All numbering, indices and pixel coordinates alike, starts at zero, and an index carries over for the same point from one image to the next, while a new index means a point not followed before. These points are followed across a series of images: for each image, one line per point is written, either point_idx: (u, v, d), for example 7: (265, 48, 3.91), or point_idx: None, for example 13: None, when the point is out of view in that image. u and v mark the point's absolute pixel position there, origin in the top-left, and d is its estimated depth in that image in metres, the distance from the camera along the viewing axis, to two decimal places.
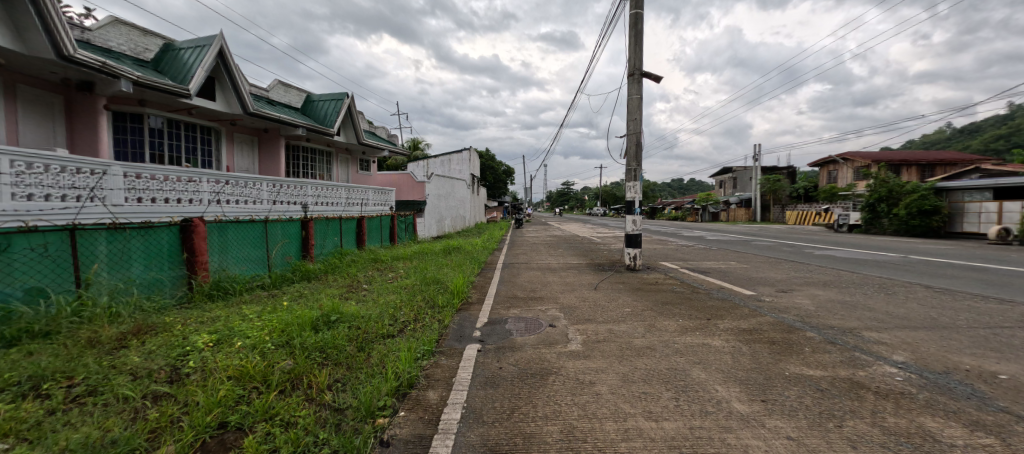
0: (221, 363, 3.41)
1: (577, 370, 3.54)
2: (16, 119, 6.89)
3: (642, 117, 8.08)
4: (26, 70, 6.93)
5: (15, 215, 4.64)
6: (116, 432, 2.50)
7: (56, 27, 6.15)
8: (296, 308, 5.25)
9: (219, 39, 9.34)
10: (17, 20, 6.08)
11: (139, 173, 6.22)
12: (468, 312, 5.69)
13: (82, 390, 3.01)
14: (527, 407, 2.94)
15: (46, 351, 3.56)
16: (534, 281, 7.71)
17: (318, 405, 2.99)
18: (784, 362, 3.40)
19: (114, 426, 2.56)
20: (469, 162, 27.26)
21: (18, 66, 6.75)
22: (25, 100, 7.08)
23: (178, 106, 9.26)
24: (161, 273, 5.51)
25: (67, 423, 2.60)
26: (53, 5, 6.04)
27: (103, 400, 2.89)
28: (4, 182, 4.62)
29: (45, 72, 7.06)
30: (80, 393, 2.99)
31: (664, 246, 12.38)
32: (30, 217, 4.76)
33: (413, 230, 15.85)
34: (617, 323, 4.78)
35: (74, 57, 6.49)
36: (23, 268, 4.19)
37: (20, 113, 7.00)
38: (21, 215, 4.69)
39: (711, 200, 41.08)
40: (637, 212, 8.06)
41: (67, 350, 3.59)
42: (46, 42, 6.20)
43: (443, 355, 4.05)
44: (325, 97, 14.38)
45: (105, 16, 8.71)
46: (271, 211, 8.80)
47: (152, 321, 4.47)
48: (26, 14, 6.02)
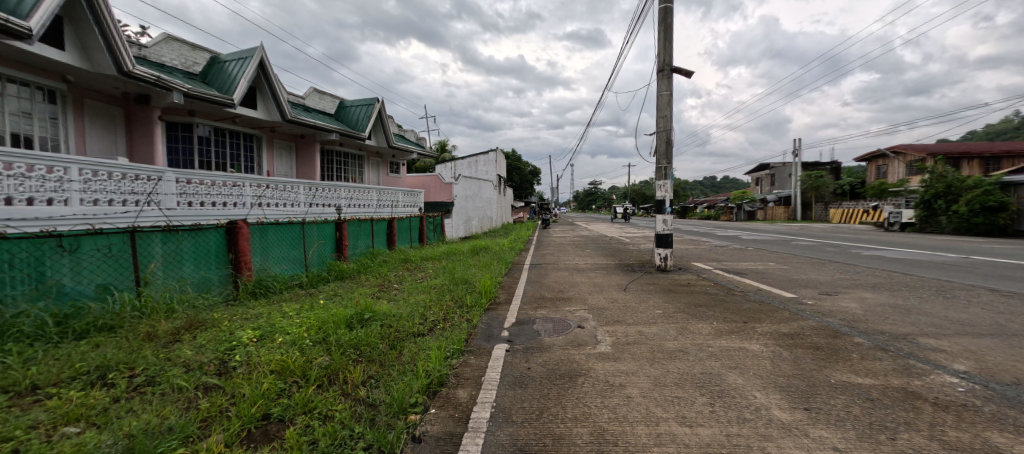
0: (265, 358, 3.55)
1: (606, 372, 3.49)
2: (83, 130, 7.43)
3: (672, 114, 7.89)
4: (92, 86, 7.45)
5: (82, 218, 5.09)
6: (173, 419, 2.64)
7: (117, 45, 6.60)
8: (331, 306, 5.41)
9: (260, 51, 9.74)
10: (84, 40, 6.56)
11: (190, 179, 6.56)
12: (495, 313, 5.69)
13: (142, 380, 3.20)
14: (556, 408, 2.92)
15: (110, 343, 3.79)
16: (563, 281, 7.65)
17: (354, 400, 3.07)
18: (830, 368, 3.23)
19: (171, 414, 2.70)
20: (495, 163, 27.38)
21: (85, 82, 7.28)
22: (92, 114, 7.60)
23: (223, 115, 9.71)
24: (209, 272, 5.80)
25: (130, 410, 2.76)
26: (115, 25, 6.51)
27: (160, 390, 3.06)
28: (73, 189, 5.09)
29: (108, 87, 7.57)
30: (141, 382, 3.18)
31: (696, 247, 12.00)
32: (95, 220, 5.16)
33: (439, 230, 15.88)
34: (647, 325, 4.69)
35: (134, 73, 6.89)
36: (91, 267, 4.54)
37: (87, 126, 7.51)
38: (88, 218, 5.14)
39: (748, 198, 39.64)
40: (667, 212, 7.82)
41: (129, 343, 3.83)
42: (108, 59, 6.64)
43: (472, 355, 4.07)
44: (357, 103, 14.76)
45: (159, 34, 9.23)
46: (308, 213, 9.09)
47: (202, 317, 4.70)
48: (92, 35, 6.49)
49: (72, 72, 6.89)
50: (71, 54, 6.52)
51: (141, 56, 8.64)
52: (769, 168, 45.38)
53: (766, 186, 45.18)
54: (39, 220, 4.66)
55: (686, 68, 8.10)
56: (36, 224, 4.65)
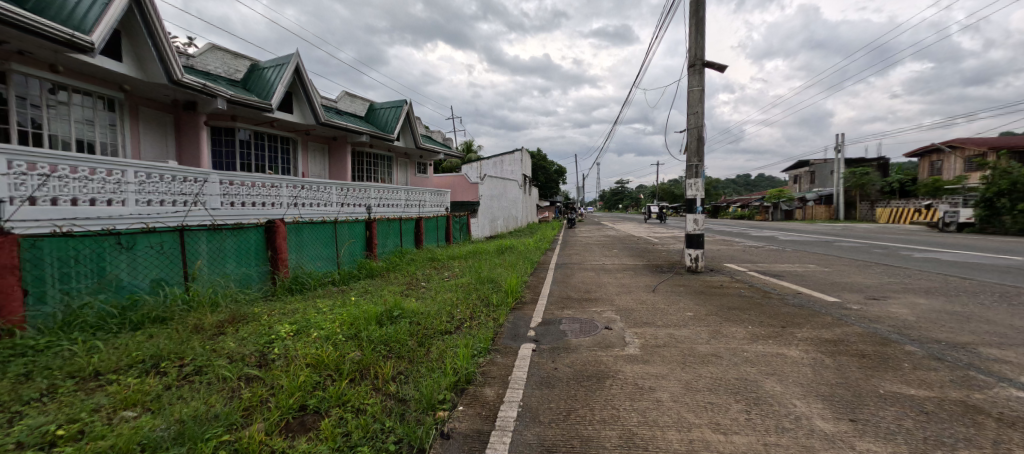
0: (301, 351, 3.67)
1: (634, 375, 3.43)
2: (138, 136, 7.87)
3: (703, 110, 7.68)
4: (146, 95, 7.89)
5: (139, 217, 5.45)
6: (218, 407, 2.77)
7: (167, 56, 7.03)
8: (362, 303, 5.53)
9: (297, 58, 10.06)
10: (139, 51, 7.01)
11: (233, 180, 6.86)
12: (521, 312, 5.68)
13: (191, 369, 3.37)
14: (583, 410, 2.89)
15: (162, 334, 4.01)
16: (589, 282, 7.57)
17: (384, 395, 3.13)
18: (877, 378, 3.06)
19: (216, 402, 2.83)
20: (520, 163, 27.35)
21: (140, 91, 7.72)
22: (145, 120, 8.04)
23: (262, 119, 10.09)
24: (250, 268, 6.04)
25: (180, 397, 2.92)
26: (166, 37, 6.95)
27: (207, 379, 3.22)
28: (129, 190, 5.43)
29: (161, 95, 8.00)
30: (190, 371, 3.36)
31: (730, 247, 11.63)
32: (149, 220, 5.52)
33: (465, 229, 15.99)
34: (678, 328, 4.58)
35: (182, 81, 7.31)
36: (146, 263, 4.80)
37: (140, 132, 7.95)
38: (144, 217, 5.51)
39: (785, 197, 38.17)
40: (698, 211, 7.62)
41: (179, 334, 4.03)
42: (161, 69, 7.07)
43: (499, 353, 4.08)
44: (386, 105, 15.06)
45: (205, 44, 9.67)
46: (340, 213, 9.33)
47: (243, 311, 4.90)
48: (146, 47, 6.94)
49: (130, 83, 7.32)
50: (129, 65, 6.97)
51: (188, 66, 9.08)
52: (809, 164, 43.53)
53: (806, 183, 43.32)
54: (100, 220, 5.03)
55: (718, 62, 7.86)
56: (98, 223, 5.01)
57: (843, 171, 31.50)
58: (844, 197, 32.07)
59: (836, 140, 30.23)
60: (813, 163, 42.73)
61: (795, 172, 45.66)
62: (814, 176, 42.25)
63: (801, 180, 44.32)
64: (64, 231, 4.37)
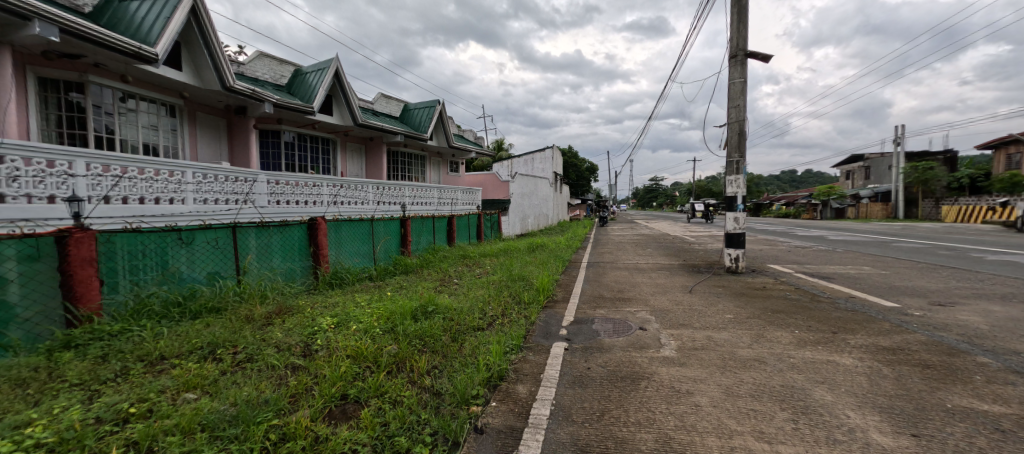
0: (342, 343, 3.81)
1: (671, 377, 3.34)
2: (195, 139, 8.34)
3: (746, 103, 7.37)
4: (202, 101, 8.37)
5: (197, 215, 5.87)
6: (268, 393, 2.94)
7: (221, 63, 7.45)
8: (398, 297, 5.66)
9: (336, 62, 10.39)
10: (196, 61, 7.49)
11: (279, 180, 7.18)
12: (553, 310, 5.65)
13: (244, 357, 3.61)
14: (617, 411, 2.85)
15: (218, 323, 4.30)
16: (622, 281, 7.43)
17: (420, 387, 3.21)
18: (944, 391, 2.85)
19: (266, 389, 3.02)
20: (551, 161, 27.16)
21: (197, 98, 8.20)
22: (201, 124, 8.51)
23: (305, 122, 10.49)
24: (294, 263, 6.30)
25: (234, 383, 3.16)
26: (219, 46, 7.39)
27: (258, 366, 3.43)
28: (188, 190, 5.85)
29: (215, 101, 8.46)
30: (243, 359, 3.60)
31: (774, 248, 11.12)
32: (206, 217, 5.94)
33: (496, 228, 16.06)
34: (717, 330, 4.42)
35: (234, 87, 7.70)
36: (202, 257, 5.11)
37: (197, 135, 8.42)
38: (202, 215, 5.94)
39: (836, 194, 36.09)
40: (739, 209, 7.35)
41: (233, 323, 4.30)
42: (215, 77, 7.53)
43: (531, 351, 4.06)
44: (419, 105, 15.32)
45: (253, 52, 10.12)
46: (376, 211, 9.57)
47: (289, 303, 5.14)
48: (202, 56, 7.39)
49: (188, 90, 7.80)
50: (187, 73, 7.46)
51: (239, 73, 9.55)
52: (863, 159, 41.02)
53: (860, 179, 41.06)
54: (163, 217, 5.46)
55: (762, 53, 7.52)
56: (162, 220, 5.46)
57: (903, 167, 29.50)
58: (903, 194, 30.00)
59: (895, 132, 28.31)
60: (867, 157, 40.24)
61: (848, 168, 43.13)
62: (868, 171, 39.87)
63: (853, 176, 42.16)
64: (133, 227, 4.73)
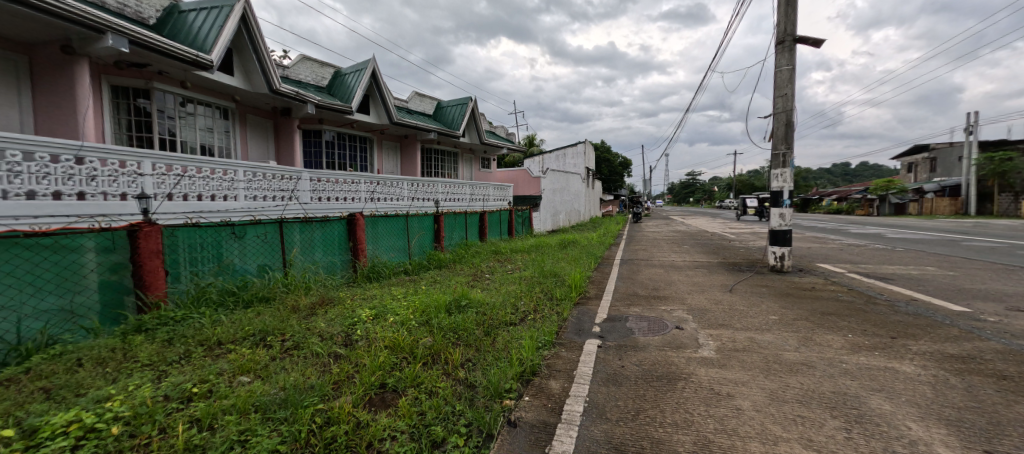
0: (380, 334, 3.92)
1: (710, 379, 3.24)
2: (245, 139, 8.76)
3: (793, 92, 7.02)
4: (252, 104, 8.79)
5: (248, 210, 6.21)
6: (313, 379, 3.08)
7: (269, 67, 7.81)
8: (433, 291, 5.76)
9: (373, 62, 10.65)
10: (246, 66, 7.87)
11: (321, 177, 7.44)
12: (586, 307, 5.60)
13: (291, 344, 3.80)
14: (653, 411, 2.80)
15: (267, 312, 4.53)
16: (656, 279, 7.27)
17: (454, 380, 3.27)
18: (1022, 405, 2.62)
19: (312, 375, 3.16)
20: (583, 156, 26.80)
21: (247, 101, 8.63)
22: (251, 125, 8.94)
23: (344, 122, 10.82)
24: (334, 257, 6.53)
25: (283, 368, 3.33)
26: (267, 51, 7.73)
27: (304, 353, 3.61)
28: (240, 188, 6.18)
29: (263, 104, 8.86)
30: (290, 346, 3.79)
31: (823, 246, 10.55)
32: (256, 213, 6.28)
33: (527, 224, 16.05)
34: (761, 332, 4.25)
35: (280, 89, 8.07)
36: (253, 250, 5.39)
37: (247, 136, 8.84)
38: (253, 211, 6.28)
39: (897, 187, 33.66)
40: (785, 205, 6.97)
41: (280, 312, 4.52)
42: (263, 80, 7.91)
43: (563, 347, 4.04)
44: (452, 102, 15.48)
45: (296, 55, 10.51)
46: (411, 206, 9.76)
47: (331, 295, 5.34)
48: (251, 61, 7.77)
49: (240, 94, 8.22)
50: (239, 78, 7.84)
51: (283, 76, 9.95)
52: (929, 149, 38.17)
53: (925, 171, 38.31)
54: (218, 213, 5.81)
55: (813, 38, 7.13)
56: (218, 215, 5.82)
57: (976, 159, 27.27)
58: (972, 187, 27.73)
59: (965, 121, 26.19)
60: (933, 148, 37.37)
61: (912, 159, 40.20)
62: (936, 163, 37.03)
63: (918, 168, 39.30)
64: (192, 222, 5.03)
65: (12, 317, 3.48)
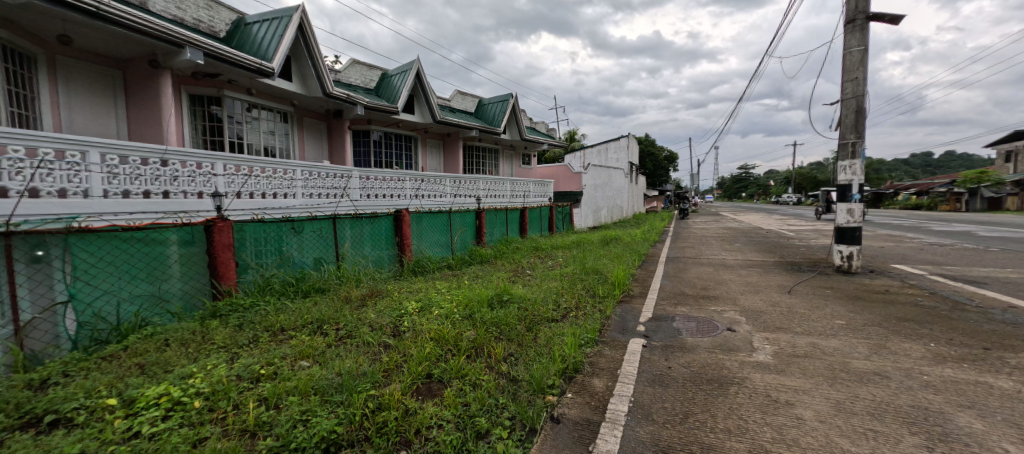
0: (426, 325, 4.02)
1: (767, 385, 3.08)
2: (302, 141, 9.23)
3: (865, 75, 6.49)
4: (308, 107, 9.24)
5: (304, 207, 6.55)
6: (366, 366, 3.21)
7: (323, 73, 8.18)
8: (475, 286, 5.84)
9: (418, 63, 10.88)
10: (302, 71, 8.28)
11: (370, 175, 7.72)
12: (629, 305, 5.48)
13: (344, 333, 3.98)
14: (703, 415, 2.70)
15: (323, 302, 4.77)
16: (705, 278, 6.98)
17: (497, 373, 3.30)
18: None
19: (364, 362, 3.29)
20: (626, 150, 26.15)
21: (303, 105, 9.09)
22: (307, 127, 9.40)
23: (391, 122, 11.15)
24: (382, 251, 6.76)
25: (337, 355, 3.49)
26: (321, 56, 8.08)
27: (356, 342, 3.77)
28: (297, 187, 6.51)
29: (318, 106, 9.29)
30: (343, 335, 3.96)
31: (898, 245, 9.69)
32: (312, 210, 6.62)
33: (568, 220, 15.89)
34: (824, 337, 3.98)
35: (333, 92, 8.43)
36: (310, 244, 5.67)
37: (304, 137, 9.31)
38: (309, 208, 6.61)
39: (989, 181, 29.59)
40: (855, 199, 6.48)
41: (334, 303, 4.74)
42: (318, 85, 8.30)
43: (606, 346, 3.97)
44: (494, 99, 15.55)
45: (347, 60, 10.95)
46: (453, 203, 9.94)
47: (379, 287, 5.54)
48: (307, 67, 8.16)
49: (297, 98, 8.66)
50: (296, 84, 8.25)
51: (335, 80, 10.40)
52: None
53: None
54: (280, 209, 6.16)
55: (889, 15, 6.54)
56: (280, 213, 6.18)
57: None
58: None
59: None
60: None
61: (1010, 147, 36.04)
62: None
63: (1019, 156, 35.20)
64: (258, 218, 5.36)
65: (112, 301, 3.90)
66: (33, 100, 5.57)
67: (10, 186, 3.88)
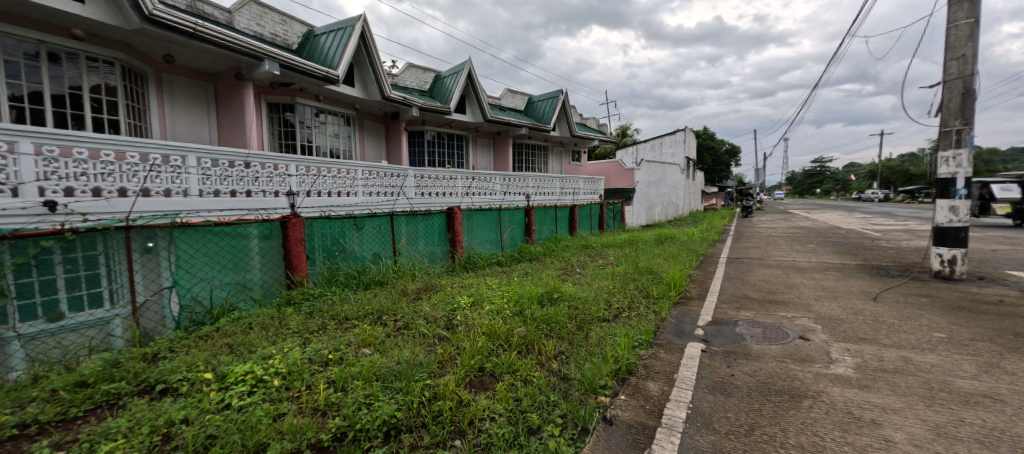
0: (478, 320, 4.05)
1: (848, 400, 2.79)
2: (362, 142, 9.66)
3: (975, 52, 5.71)
4: (368, 110, 9.65)
5: (364, 204, 6.84)
6: (422, 357, 3.27)
7: (381, 77, 8.47)
8: (525, 283, 5.81)
9: (469, 64, 11.02)
10: (363, 77, 8.64)
11: (424, 174, 7.92)
12: (686, 308, 5.20)
13: (402, 324, 4.10)
14: (772, 428, 2.50)
15: (381, 294, 4.95)
16: (773, 281, 6.49)
17: (548, 371, 3.24)
18: None
19: (420, 352, 3.36)
20: (683, 144, 25.03)
21: (364, 108, 9.50)
22: (367, 129, 9.82)
23: (444, 122, 11.38)
24: (435, 247, 6.91)
25: (396, 344, 3.59)
26: (380, 61, 8.38)
27: (413, 333, 3.87)
28: (358, 185, 6.81)
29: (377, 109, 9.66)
30: (401, 325, 4.08)
31: (1012, 249, 8.44)
32: (372, 207, 6.91)
33: (619, 218, 15.45)
34: (919, 351, 3.54)
35: (391, 95, 8.71)
36: (370, 239, 5.90)
37: (364, 138, 9.72)
38: (369, 205, 6.90)
39: None
40: (960, 196, 5.76)
41: (392, 295, 4.90)
42: (377, 89, 8.61)
43: (662, 349, 3.78)
44: (544, 96, 15.43)
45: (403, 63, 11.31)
46: (503, 201, 9.99)
47: (433, 282, 5.66)
48: (367, 72, 8.49)
49: (358, 102, 9.05)
50: (358, 88, 8.62)
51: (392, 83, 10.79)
52: None
53: None
54: (344, 207, 6.47)
55: None
56: (344, 210, 6.49)
57: None
58: None
59: None
60: None
61: None
62: None
63: None
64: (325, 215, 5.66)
65: (207, 287, 4.28)
66: (144, 111, 6.26)
67: (128, 186, 4.44)
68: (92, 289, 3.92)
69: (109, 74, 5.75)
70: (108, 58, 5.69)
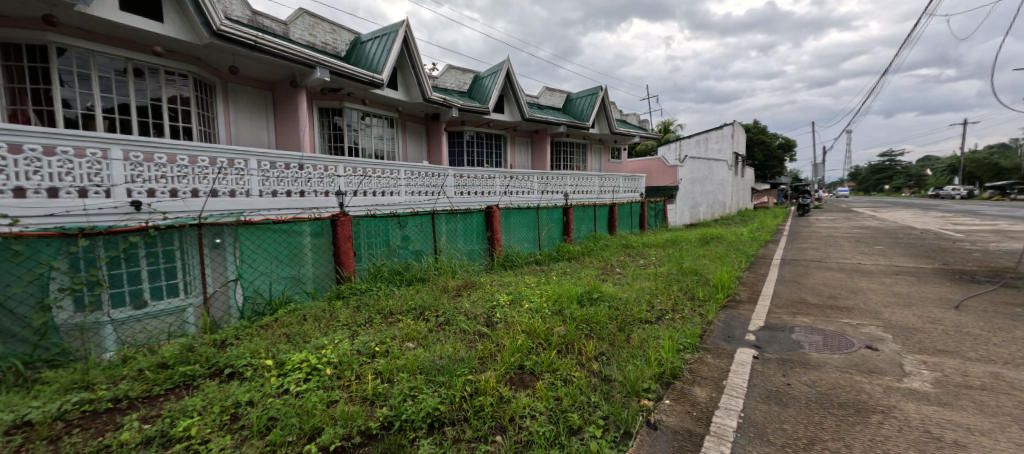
0: (518, 318, 4.01)
1: (924, 418, 2.52)
2: (405, 142, 9.88)
3: None
4: (410, 112, 9.86)
5: (407, 203, 6.97)
6: (464, 352, 3.28)
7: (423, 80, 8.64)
8: (564, 282, 5.73)
9: (508, 63, 11.02)
10: (406, 79, 8.84)
11: (464, 173, 7.98)
12: (736, 311, 4.92)
13: (443, 320, 4.14)
14: (835, 445, 2.30)
15: (422, 290, 5.02)
16: (834, 285, 6.03)
17: (588, 371, 3.15)
18: None
19: (461, 348, 3.37)
20: (731, 139, 23.90)
21: (406, 110, 9.71)
22: (410, 130, 10.04)
23: (483, 122, 11.46)
24: (474, 246, 6.94)
25: (437, 339, 3.63)
26: (422, 64, 8.54)
27: (454, 328, 3.89)
28: (401, 184, 6.95)
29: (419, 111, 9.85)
30: (442, 321, 4.12)
31: None
32: (415, 206, 7.03)
33: (661, 217, 14.97)
34: (1012, 368, 3.16)
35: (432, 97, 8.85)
36: (412, 237, 6.01)
37: (407, 138, 9.95)
38: (411, 204, 7.02)
39: None
40: None
41: (433, 292, 4.97)
42: (420, 91, 8.78)
43: (710, 354, 3.59)
44: (583, 94, 15.18)
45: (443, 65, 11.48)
46: (542, 199, 9.91)
47: (472, 279, 5.69)
48: (410, 75, 8.68)
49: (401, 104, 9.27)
50: (400, 91, 8.83)
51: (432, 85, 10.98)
52: None
53: None
54: (389, 206, 6.63)
55: None
56: (388, 209, 6.65)
57: None
58: None
59: None
60: None
61: None
62: None
63: None
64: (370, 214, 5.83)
65: (266, 280, 4.53)
66: (212, 119, 6.68)
67: (200, 187, 4.77)
68: (170, 280, 4.23)
69: (184, 86, 6.18)
70: (182, 71, 6.10)
